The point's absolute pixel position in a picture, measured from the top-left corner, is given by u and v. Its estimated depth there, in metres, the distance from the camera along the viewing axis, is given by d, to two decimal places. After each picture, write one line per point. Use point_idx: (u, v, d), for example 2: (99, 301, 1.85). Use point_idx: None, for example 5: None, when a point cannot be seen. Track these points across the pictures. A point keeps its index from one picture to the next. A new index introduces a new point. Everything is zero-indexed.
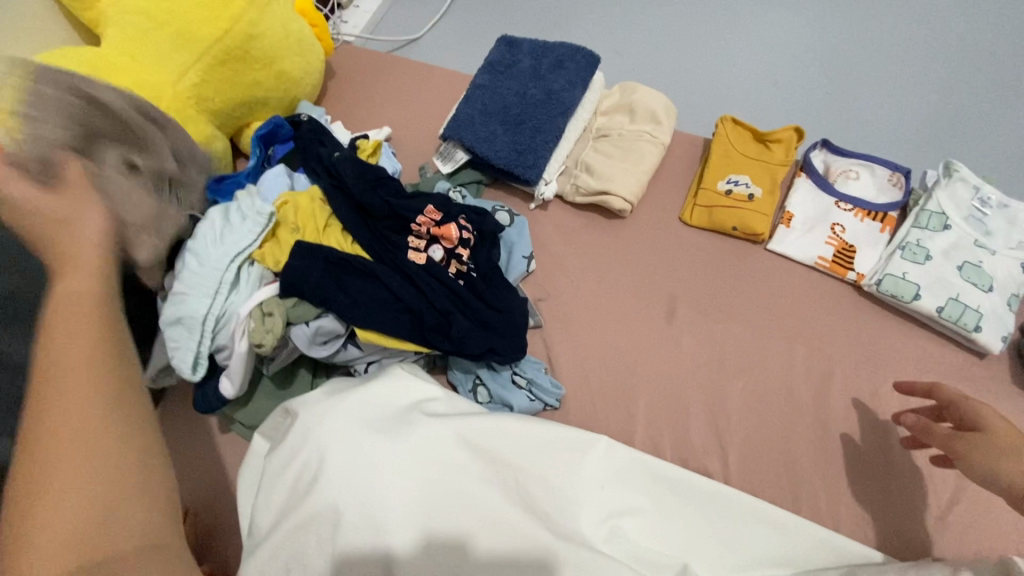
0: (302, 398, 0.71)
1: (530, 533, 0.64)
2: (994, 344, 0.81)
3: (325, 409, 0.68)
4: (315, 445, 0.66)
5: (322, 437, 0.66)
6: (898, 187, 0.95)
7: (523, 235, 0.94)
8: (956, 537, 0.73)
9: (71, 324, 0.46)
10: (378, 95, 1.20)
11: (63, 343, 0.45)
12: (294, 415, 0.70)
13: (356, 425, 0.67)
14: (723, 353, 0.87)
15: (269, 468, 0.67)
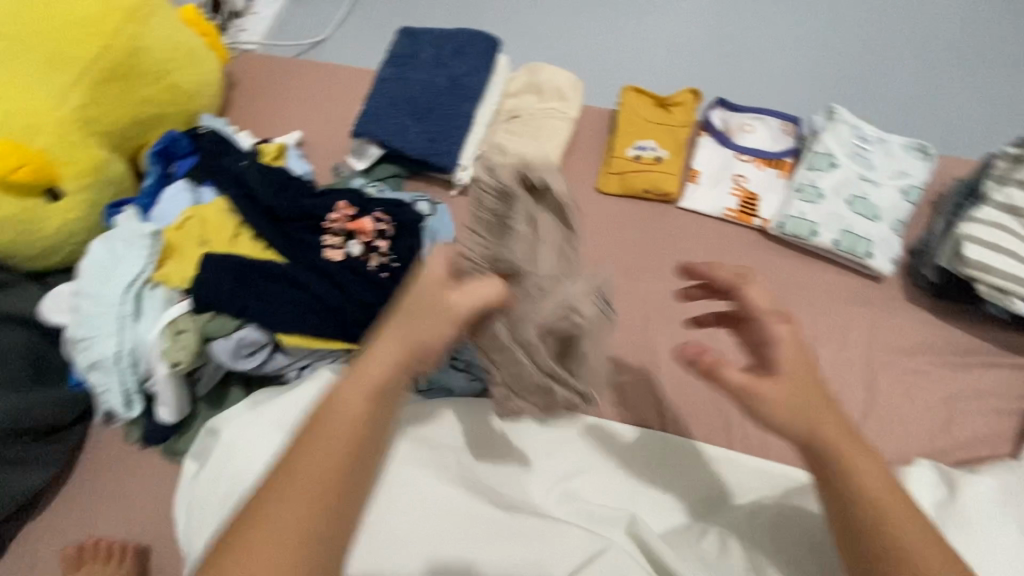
0: (226, 414, 0.69)
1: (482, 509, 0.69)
2: (885, 268, 0.89)
3: (251, 420, 0.67)
4: (243, 457, 0.64)
5: (251, 449, 0.65)
6: (790, 135, 1.02)
7: (446, 222, 0.95)
8: (871, 446, 0.80)
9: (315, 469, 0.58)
10: (285, 100, 1.17)
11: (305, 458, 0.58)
12: (220, 432, 0.68)
13: (286, 431, 0.66)
14: (649, 310, 0.90)
15: (199, 490, 0.65)
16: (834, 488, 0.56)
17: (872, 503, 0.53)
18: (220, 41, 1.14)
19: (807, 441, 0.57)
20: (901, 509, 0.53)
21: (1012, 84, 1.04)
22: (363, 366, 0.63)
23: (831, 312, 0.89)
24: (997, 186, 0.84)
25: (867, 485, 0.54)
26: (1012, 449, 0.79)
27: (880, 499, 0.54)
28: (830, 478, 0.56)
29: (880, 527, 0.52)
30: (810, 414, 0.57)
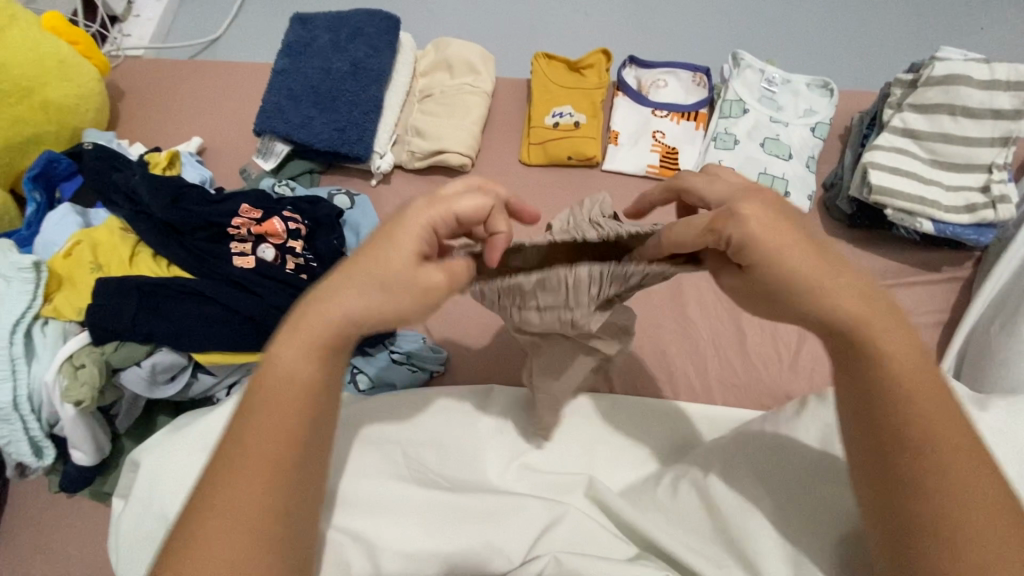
0: (144, 444, 0.65)
1: (436, 498, 0.64)
2: (804, 204, 0.91)
3: (164, 450, 0.62)
4: (165, 486, 0.60)
5: (174, 476, 0.60)
6: (702, 86, 1.02)
7: (368, 214, 0.91)
8: (810, 377, 0.82)
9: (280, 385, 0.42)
10: (181, 105, 1.09)
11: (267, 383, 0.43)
12: (138, 464, 0.63)
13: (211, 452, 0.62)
14: None
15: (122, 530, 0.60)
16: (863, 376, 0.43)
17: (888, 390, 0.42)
18: (99, 51, 1.04)
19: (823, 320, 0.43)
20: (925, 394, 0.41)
21: (901, 15, 1.08)
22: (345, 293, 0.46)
23: None
24: (894, 112, 0.87)
25: (898, 369, 0.42)
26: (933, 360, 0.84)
27: (906, 384, 0.42)
28: (847, 358, 0.43)
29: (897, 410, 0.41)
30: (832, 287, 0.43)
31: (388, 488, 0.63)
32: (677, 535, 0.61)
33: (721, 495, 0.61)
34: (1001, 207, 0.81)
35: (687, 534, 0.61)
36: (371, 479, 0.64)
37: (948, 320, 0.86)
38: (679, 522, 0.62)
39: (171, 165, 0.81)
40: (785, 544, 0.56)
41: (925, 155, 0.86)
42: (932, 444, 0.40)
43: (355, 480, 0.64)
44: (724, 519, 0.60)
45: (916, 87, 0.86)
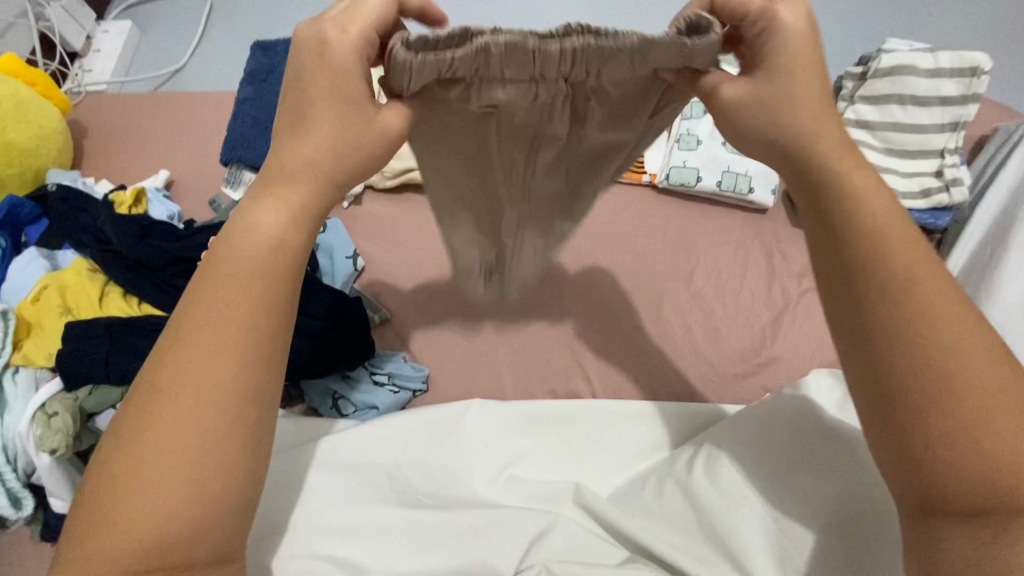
0: None
1: (433, 519, 0.64)
2: (767, 199, 0.94)
3: None
4: None
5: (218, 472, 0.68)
6: None
7: (341, 236, 0.91)
8: (784, 369, 0.84)
9: (219, 308, 0.39)
10: (146, 137, 1.09)
11: (212, 302, 0.40)
12: None
13: None
14: (561, 283, 0.91)
15: None
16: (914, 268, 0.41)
17: (869, 254, 0.42)
18: (56, 88, 1.03)
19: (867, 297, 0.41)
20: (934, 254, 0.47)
21: (850, 9, 1.12)
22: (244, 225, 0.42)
23: (727, 250, 0.94)
24: (847, 104, 0.89)
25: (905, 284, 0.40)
26: None
27: (928, 324, 0.39)
28: (865, 314, 0.41)
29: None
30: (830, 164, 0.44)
31: (392, 514, 0.64)
32: (662, 532, 0.64)
33: (702, 492, 0.64)
34: (955, 189, 0.83)
35: (675, 531, 0.64)
36: (375, 506, 0.64)
37: None
38: (664, 520, 0.65)
39: (137, 203, 0.79)
40: (766, 537, 0.59)
41: (880, 144, 0.88)
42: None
43: (353, 506, 0.64)
44: (710, 519, 0.62)
45: (866, 78, 0.88)
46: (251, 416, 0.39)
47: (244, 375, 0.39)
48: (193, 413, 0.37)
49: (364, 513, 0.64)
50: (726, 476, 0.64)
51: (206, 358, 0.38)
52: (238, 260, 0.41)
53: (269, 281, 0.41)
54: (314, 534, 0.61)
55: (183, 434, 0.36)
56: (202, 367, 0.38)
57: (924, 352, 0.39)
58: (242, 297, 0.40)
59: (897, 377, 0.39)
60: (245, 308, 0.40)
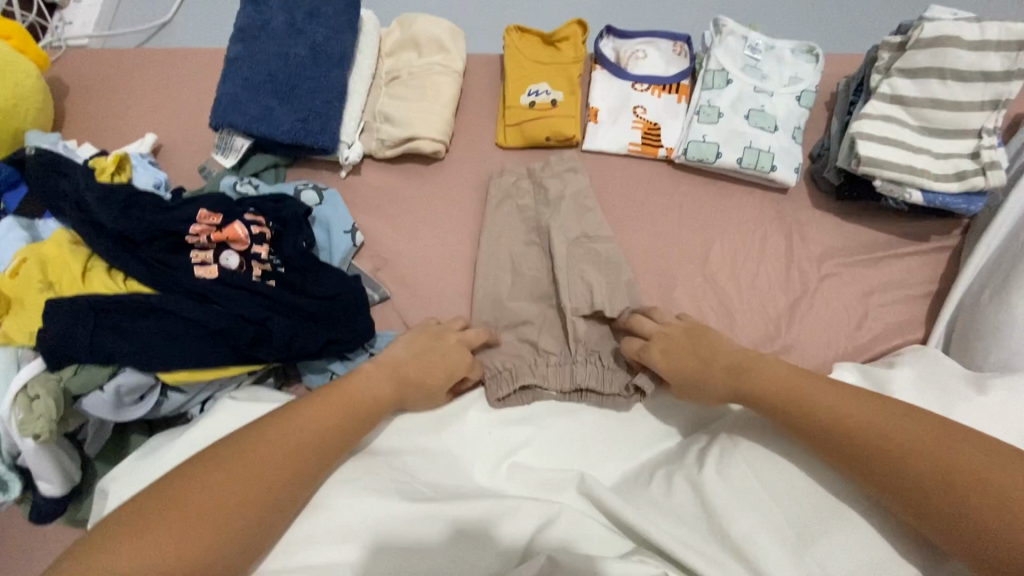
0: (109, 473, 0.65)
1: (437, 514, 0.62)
2: (789, 177, 0.89)
3: (137, 480, 0.63)
4: None
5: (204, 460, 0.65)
6: (683, 56, 0.98)
7: (339, 209, 0.86)
8: (797, 359, 0.81)
9: (309, 429, 0.61)
10: (132, 96, 1.02)
11: (308, 415, 0.62)
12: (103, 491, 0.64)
13: None
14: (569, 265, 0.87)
15: None
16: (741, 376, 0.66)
17: (890, 454, 0.54)
18: (33, 41, 0.95)
19: (905, 482, 0.53)
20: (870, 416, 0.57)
21: None
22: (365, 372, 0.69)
23: (745, 232, 0.89)
24: (882, 77, 0.84)
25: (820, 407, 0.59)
26: (922, 333, 0.83)
27: (924, 467, 0.52)
28: (895, 478, 0.53)
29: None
30: (818, 398, 0.59)
31: (393, 511, 0.62)
32: (671, 527, 0.62)
33: (713, 488, 0.62)
34: (991, 173, 0.78)
35: (683, 528, 0.62)
36: (372, 503, 0.62)
37: (937, 290, 0.86)
38: (673, 516, 0.63)
39: (119, 170, 0.74)
40: (774, 536, 0.58)
41: (914, 122, 0.82)
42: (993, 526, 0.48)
43: (353, 500, 0.62)
44: (719, 518, 0.61)
45: (905, 50, 0.82)
46: (268, 511, 0.55)
47: (285, 476, 0.57)
48: (236, 492, 0.54)
49: (362, 507, 0.62)
50: (737, 473, 0.63)
51: (270, 455, 0.57)
52: (323, 405, 0.63)
53: (338, 427, 0.63)
54: (310, 527, 0.61)
55: (223, 503, 0.53)
56: (270, 457, 0.57)
57: (907, 458, 0.53)
58: (328, 423, 0.62)
59: (957, 512, 0.50)
60: (322, 438, 0.61)
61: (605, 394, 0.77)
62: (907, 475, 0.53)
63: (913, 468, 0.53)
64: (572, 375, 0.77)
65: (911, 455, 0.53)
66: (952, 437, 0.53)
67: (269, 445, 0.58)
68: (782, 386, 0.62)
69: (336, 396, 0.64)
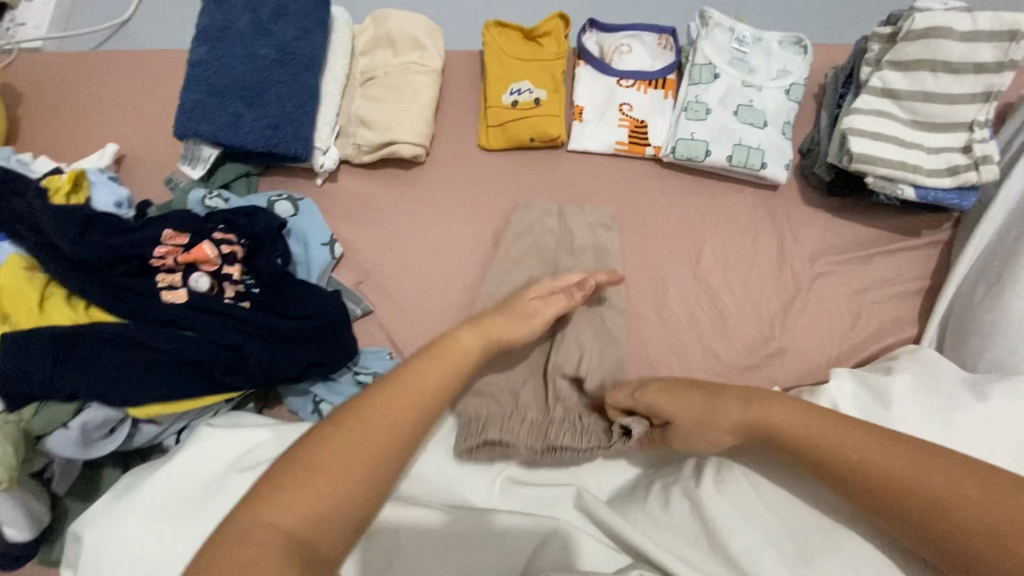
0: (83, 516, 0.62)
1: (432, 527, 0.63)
2: (780, 174, 0.87)
3: (113, 520, 0.60)
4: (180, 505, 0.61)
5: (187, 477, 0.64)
6: (668, 49, 0.95)
7: (315, 221, 0.82)
8: (791, 362, 0.80)
9: (403, 404, 0.54)
10: (91, 104, 0.96)
11: (401, 391, 0.55)
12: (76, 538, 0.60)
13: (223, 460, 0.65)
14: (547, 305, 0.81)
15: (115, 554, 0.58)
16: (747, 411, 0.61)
17: (899, 490, 0.52)
18: None
19: (910, 514, 0.52)
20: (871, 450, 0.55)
21: None
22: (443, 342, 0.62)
23: (736, 232, 0.87)
24: (872, 70, 0.82)
25: (819, 439, 0.56)
26: (915, 331, 0.82)
27: (933, 498, 0.51)
28: (901, 511, 0.52)
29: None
30: (821, 433, 0.57)
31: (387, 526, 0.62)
32: (668, 541, 0.61)
33: (712, 501, 0.61)
34: (984, 168, 0.77)
35: (681, 543, 0.61)
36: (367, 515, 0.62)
37: (929, 285, 0.85)
38: (671, 531, 0.62)
39: (74, 192, 0.69)
40: (772, 549, 0.58)
41: (906, 116, 0.80)
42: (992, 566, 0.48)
43: None
44: (718, 533, 0.60)
45: (895, 41, 0.80)
46: (364, 507, 0.50)
47: (380, 466, 0.51)
48: (333, 492, 0.48)
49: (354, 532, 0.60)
50: (735, 485, 0.62)
51: (361, 445, 0.51)
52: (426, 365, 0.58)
53: (428, 402, 0.56)
54: None
55: (321, 504, 0.47)
56: (363, 446, 0.51)
57: (918, 494, 0.52)
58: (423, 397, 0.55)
59: (958, 544, 0.49)
60: (415, 416, 0.54)
61: (581, 448, 0.68)
62: (920, 509, 0.51)
63: (919, 501, 0.51)
64: (545, 433, 0.68)
65: (918, 487, 0.52)
66: (955, 469, 0.52)
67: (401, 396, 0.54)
68: (780, 415, 0.59)
69: (441, 353, 0.60)
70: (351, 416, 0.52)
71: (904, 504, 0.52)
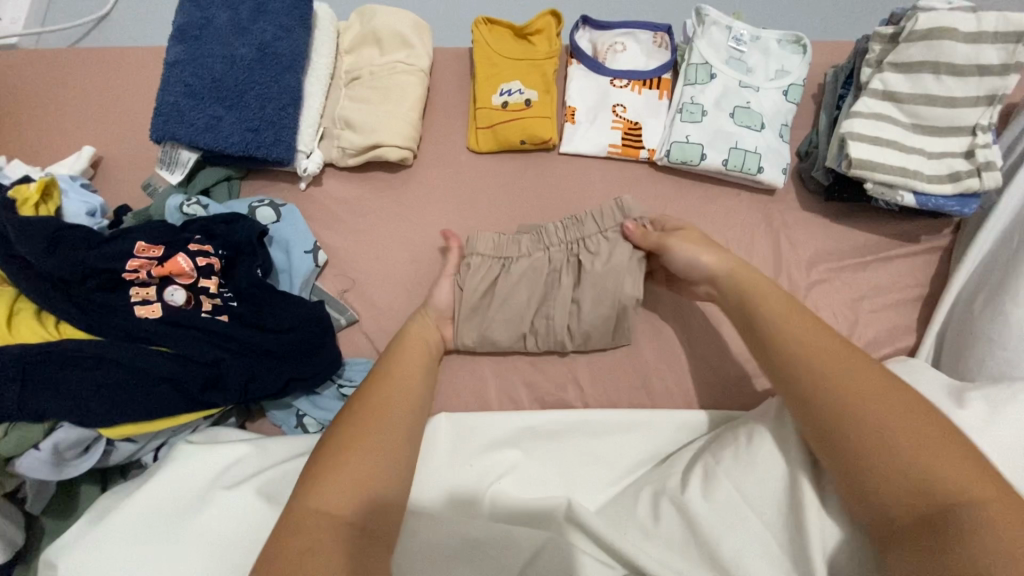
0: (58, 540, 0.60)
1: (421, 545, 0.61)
2: (777, 179, 0.84)
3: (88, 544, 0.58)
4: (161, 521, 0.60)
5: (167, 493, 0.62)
6: (663, 48, 0.92)
7: (298, 228, 0.80)
8: None
9: (399, 391, 0.64)
10: (67, 104, 0.93)
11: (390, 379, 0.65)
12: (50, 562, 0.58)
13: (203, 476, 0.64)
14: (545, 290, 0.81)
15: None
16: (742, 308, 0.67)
17: (863, 415, 0.53)
18: None
19: (875, 442, 0.52)
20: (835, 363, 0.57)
21: None
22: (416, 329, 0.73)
23: (731, 238, 0.85)
24: (873, 72, 0.79)
25: (802, 361, 0.58)
26: (912, 340, 0.81)
27: (893, 430, 0.52)
28: (867, 439, 0.52)
29: (949, 511, 0.47)
30: (799, 356, 0.59)
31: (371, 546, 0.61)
32: (654, 555, 0.59)
33: (700, 513, 0.60)
34: (986, 174, 0.75)
35: (670, 556, 0.59)
36: None
37: (928, 293, 0.83)
38: (660, 544, 0.60)
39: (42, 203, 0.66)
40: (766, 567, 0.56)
41: (906, 119, 0.78)
42: (956, 513, 0.46)
43: None
44: (707, 546, 0.58)
45: (897, 42, 0.77)
46: (397, 479, 0.56)
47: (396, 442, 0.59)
48: (362, 463, 0.55)
49: None
50: (722, 494, 0.60)
51: (372, 425, 0.59)
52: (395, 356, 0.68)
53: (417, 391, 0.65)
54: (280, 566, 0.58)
55: (352, 473, 0.54)
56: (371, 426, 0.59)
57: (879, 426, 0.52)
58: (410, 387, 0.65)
59: (915, 480, 0.49)
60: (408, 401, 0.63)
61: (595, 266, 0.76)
62: (881, 436, 0.52)
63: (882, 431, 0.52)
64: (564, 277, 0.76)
65: (883, 416, 0.53)
66: (933, 427, 0.52)
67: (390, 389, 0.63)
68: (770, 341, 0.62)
69: (408, 347, 0.71)
70: (357, 408, 0.61)
71: (842, 416, 0.54)
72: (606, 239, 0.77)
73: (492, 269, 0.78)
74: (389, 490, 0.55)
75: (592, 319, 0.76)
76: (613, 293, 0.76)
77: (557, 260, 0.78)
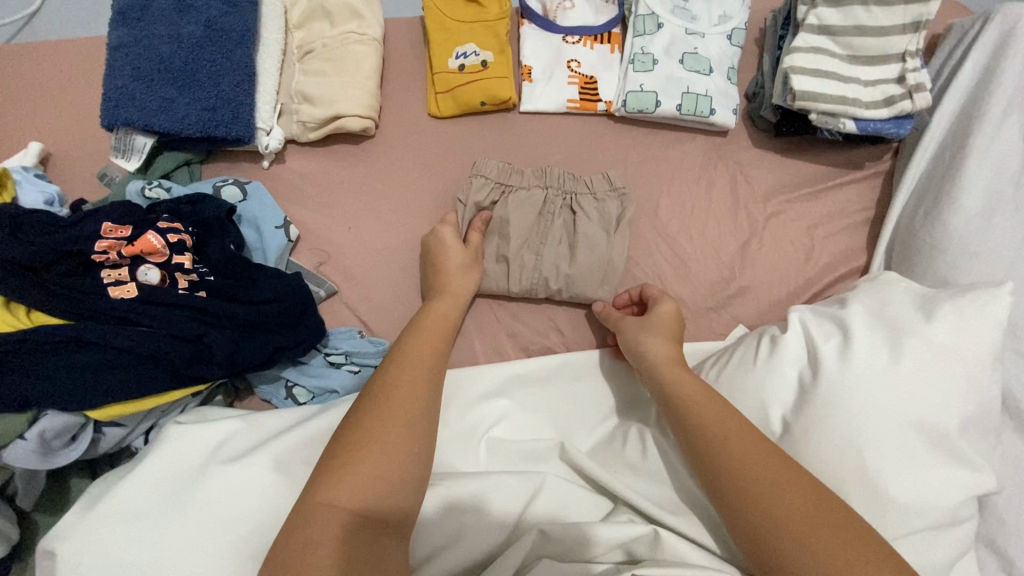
0: (55, 528, 0.59)
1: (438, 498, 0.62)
2: (729, 119, 0.88)
3: (89, 527, 0.58)
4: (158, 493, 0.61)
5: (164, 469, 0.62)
6: (610, 2, 0.94)
7: (266, 204, 0.80)
8: (750, 300, 0.83)
9: (413, 379, 0.62)
10: (6, 101, 0.89)
11: (401, 368, 0.63)
12: (48, 551, 0.58)
13: (200, 448, 0.64)
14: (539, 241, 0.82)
15: (95, 556, 0.57)
16: (656, 383, 0.65)
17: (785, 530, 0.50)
18: None
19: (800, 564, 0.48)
20: (753, 458, 0.54)
21: None
22: (434, 309, 0.72)
23: (691, 180, 0.89)
24: (808, 8, 0.83)
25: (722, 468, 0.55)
26: (864, 260, 0.86)
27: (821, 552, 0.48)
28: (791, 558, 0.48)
29: None
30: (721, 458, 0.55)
31: None
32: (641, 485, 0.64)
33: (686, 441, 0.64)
34: (917, 96, 0.80)
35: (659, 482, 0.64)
36: None
37: (874, 216, 0.88)
38: (652, 478, 0.64)
39: None
40: None
41: (843, 51, 0.83)
42: None
43: None
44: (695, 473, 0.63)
45: None
46: (414, 466, 0.57)
47: (415, 433, 0.58)
48: (378, 455, 0.55)
49: None
50: None
51: (393, 420, 0.58)
52: (421, 340, 0.67)
53: (432, 372, 0.64)
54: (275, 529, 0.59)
55: (367, 466, 0.54)
56: (397, 419, 0.58)
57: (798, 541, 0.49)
58: (424, 371, 0.64)
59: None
60: (424, 388, 0.62)
61: (587, 198, 0.82)
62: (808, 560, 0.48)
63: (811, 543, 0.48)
64: (554, 211, 0.82)
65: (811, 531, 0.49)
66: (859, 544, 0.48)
67: (407, 372, 0.63)
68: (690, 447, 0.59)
69: (428, 321, 0.70)
70: (371, 397, 0.61)
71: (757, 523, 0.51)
72: (595, 196, 0.82)
73: (492, 194, 0.82)
74: (396, 490, 0.55)
75: (580, 268, 0.80)
76: (602, 250, 0.80)
77: (553, 203, 0.82)
